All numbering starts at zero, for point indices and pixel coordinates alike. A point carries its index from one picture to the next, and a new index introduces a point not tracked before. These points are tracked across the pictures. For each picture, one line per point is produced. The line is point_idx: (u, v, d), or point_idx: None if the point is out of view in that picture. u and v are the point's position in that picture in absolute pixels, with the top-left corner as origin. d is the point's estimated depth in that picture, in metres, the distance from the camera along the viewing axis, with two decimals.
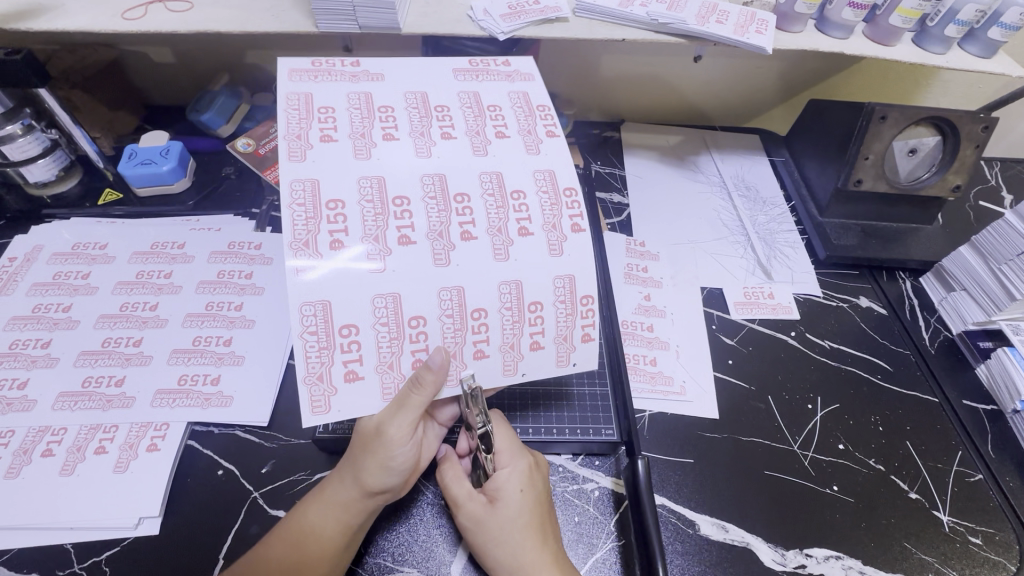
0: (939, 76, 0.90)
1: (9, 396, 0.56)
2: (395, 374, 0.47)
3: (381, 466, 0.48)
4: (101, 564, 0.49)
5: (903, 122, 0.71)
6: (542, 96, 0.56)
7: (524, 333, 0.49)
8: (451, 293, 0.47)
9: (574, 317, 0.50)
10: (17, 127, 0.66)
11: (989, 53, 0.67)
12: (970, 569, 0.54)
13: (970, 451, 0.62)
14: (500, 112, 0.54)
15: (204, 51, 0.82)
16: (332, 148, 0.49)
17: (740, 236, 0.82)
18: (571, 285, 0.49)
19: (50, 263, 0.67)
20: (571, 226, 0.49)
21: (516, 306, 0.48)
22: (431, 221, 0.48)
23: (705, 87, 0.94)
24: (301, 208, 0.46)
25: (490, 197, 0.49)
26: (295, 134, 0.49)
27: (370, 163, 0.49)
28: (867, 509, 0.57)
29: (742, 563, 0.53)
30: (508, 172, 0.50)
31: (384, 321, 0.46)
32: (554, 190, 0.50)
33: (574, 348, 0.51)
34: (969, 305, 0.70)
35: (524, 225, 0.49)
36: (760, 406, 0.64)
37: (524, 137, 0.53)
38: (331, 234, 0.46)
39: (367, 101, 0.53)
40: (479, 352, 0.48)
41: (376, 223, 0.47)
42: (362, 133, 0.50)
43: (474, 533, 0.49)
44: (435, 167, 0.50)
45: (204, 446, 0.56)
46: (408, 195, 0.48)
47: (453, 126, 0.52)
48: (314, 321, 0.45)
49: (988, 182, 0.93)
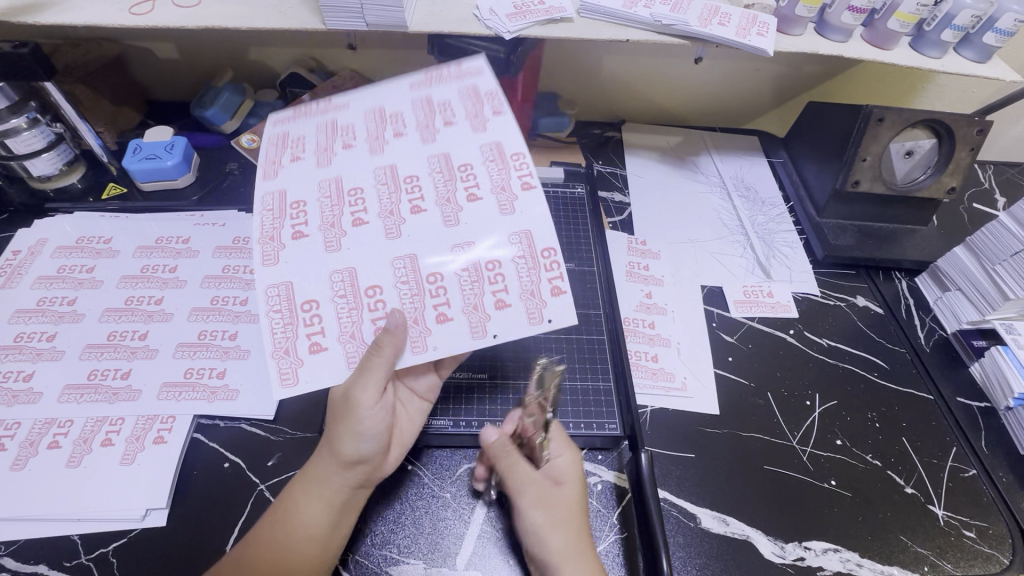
0: (934, 80, 0.91)
1: (15, 388, 0.56)
2: (358, 343, 0.48)
3: (352, 432, 0.49)
4: (109, 556, 0.49)
5: (900, 124, 0.73)
6: (489, 82, 0.56)
7: (485, 292, 0.48)
8: (404, 261, 0.49)
9: (537, 270, 0.48)
10: (22, 121, 0.66)
11: (984, 57, 0.68)
12: (964, 562, 0.55)
13: (964, 447, 0.64)
14: (449, 105, 0.55)
15: (208, 46, 0.82)
16: (301, 165, 0.54)
17: (739, 235, 0.83)
18: (529, 240, 0.49)
19: (55, 256, 0.68)
20: (521, 185, 0.51)
21: (472, 267, 0.49)
22: (383, 204, 0.51)
23: (706, 89, 0.95)
24: (270, 212, 0.51)
25: (438, 173, 0.52)
26: (271, 160, 0.54)
27: (329, 169, 0.53)
28: (864, 503, 0.58)
29: (742, 556, 0.54)
30: (455, 151, 0.53)
31: (342, 294, 0.49)
32: (499, 157, 0.52)
33: (545, 304, 0.48)
34: (964, 304, 0.71)
35: (471, 191, 0.51)
36: (759, 402, 0.65)
37: (470, 121, 0.54)
38: (294, 229, 0.50)
39: (332, 126, 0.56)
40: (441, 316, 0.48)
41: (333, 211, 0.51)
42: (325, 149, 0.55)
43: (539, 517, 0.50)
44: (387, 159, 0.53)
45: (210, 439, 0.57)
46: (362, 185, 0.52)
47: (405, 125, 0.55)
48: (279, 300, 0.48)
49: (981, 185, 0.95)
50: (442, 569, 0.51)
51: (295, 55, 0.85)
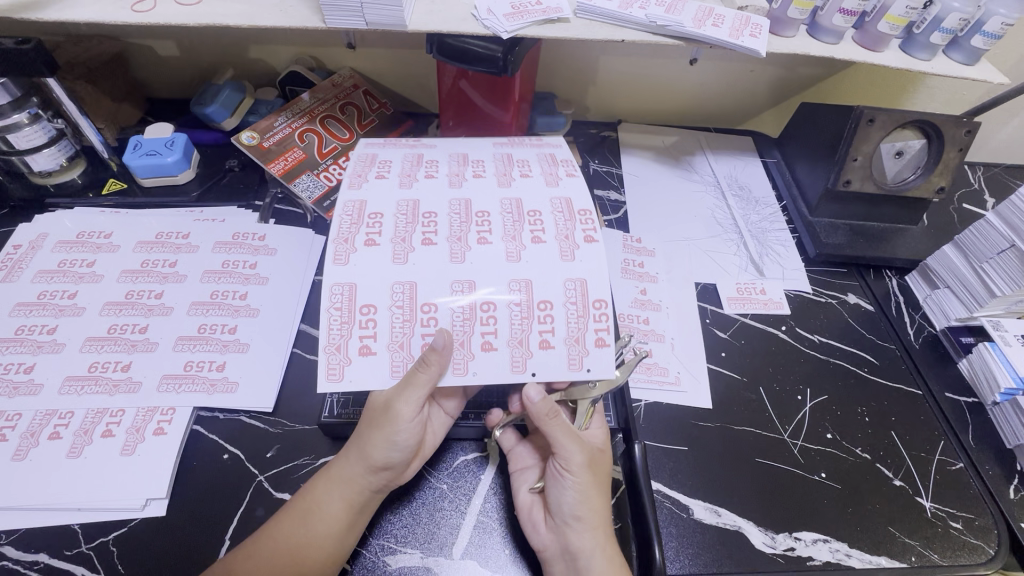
0: (924, 82, 0.93)
1: (16, 380, 0.57)
2: (405, 354, 0.48)
3: (386, 440, 0.49)
4: (109, 544, 0.50)
5: (890, 125, 0.74)
6: (566, 154, 0.61)
7: (533, 330, 0.49)
8: (462, 284, 0.49)
9: (585, 319, 0.49)
10: (24, 116, 0.66)
11: (972, 60, 0.70)
12: (950, 552, 0.56)
13: (952, 441, 0.65)
14: (528, 163, 0.59)
15: (209, 44, 0.83)
16: (383, 184, 0.55)
17: (734, 234, 0.84)
18: (583, 288, 0.50)
19: (55, 250, 0.68)
20: (584, 237, 0.52)
21: (527, 303, 0.49)
22: (452, 229, 0.52)
23: (702, 89, 0.97)
24: (348, 218, 0.52)
25: (508, 215, 0.53)
26: (357, 174, 0.56)
27: (410, 191, 0.55)
28: (853, 495, 0.59)
29: (733, 546, 0.55)
30: (526, 198, 0.55)
31: (400, 305, 0.49)
32: (568, 211, 0.54)
33: (587, 353, 0.49)
34: (952, 301, 0.73)
35: (537, 234, 0.52)
36: (751, 397, 0.66)
37: (544, 176, 0.57)
38: (367, 236, 0.51)
39: (418, 158, 0.59)
40: (486, 344, 0.48)
41: (405, 228, 0.52)
42: (409, 174, 0.57)
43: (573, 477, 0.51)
44: (462, 194, 0.55)
45: (209, 431, 0.57)
46: (436, 211, 0.53)
47: (484, 170, 0.58)
48: (341, 299, 0.48)
49: (971, 185, 0.96)
50: (438, 558, 0.51)
51: (294, 53, 0.86)
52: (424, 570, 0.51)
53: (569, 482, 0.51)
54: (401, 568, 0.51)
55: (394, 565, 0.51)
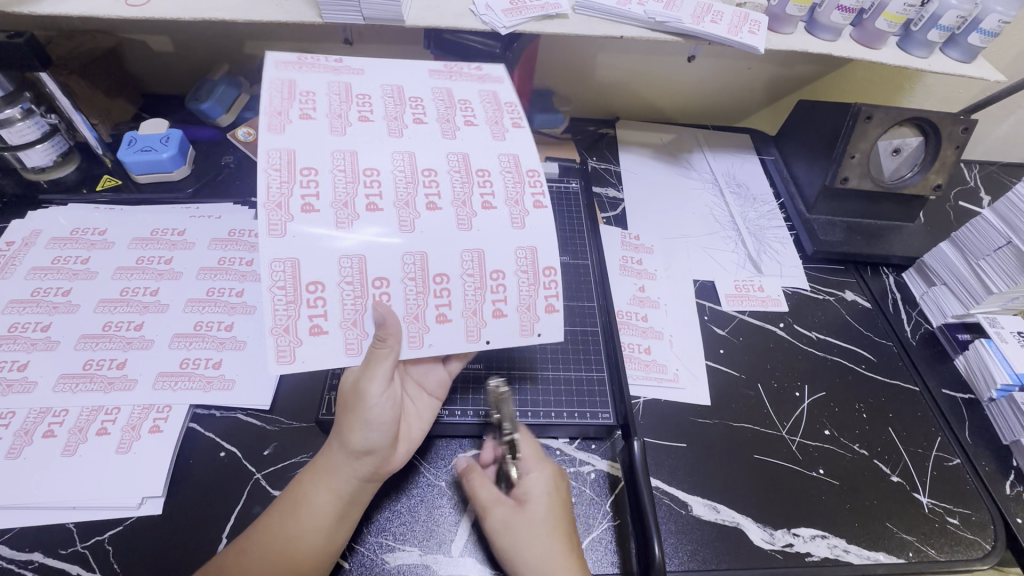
0: (921, 79, 0.93)
1: (9, 378, 0.56)
2: (358, 331, 0.48)
3: (360, 421, 0.50)
4: (104, 543, 0.49)
5: (887, 123, 0.74)
6: (509, 93, 0.59)
7: (486, 301, 0.50)
8: (415, 257, 0.49)
9: (536, 286, 0.51)
10: (16, 111, 0.66)
11: (969, 57, 0.70)
12: (948, 548, 0.56)
13: (949, 437, 0.65)
14: (470, 105, 0.57)
15: (205, 39, 0.83)
16: (311, 125, 0.51)
17: (731, 231, 0.84)
18: (534, 256, 0.51)
19: (49, 247, 0.67)
20: (534, 202, 0.52)
21: (478, 273, 0.50)
22: (398, 193, 0.50)
23: (700, 86, 0.96)
24: (278, 172, 0.48)
25: (457, 173, 0.52)
26: (275, 111, 0.51)
27: (343, 139, 0.51)
28: (850, 491, 0.59)
29: (732, 542, 0.55)
30: (473, 154, 0.53)
31: (350, 280, 0.48)
32: (517, 170, 0.53)
33: (537, 318, 0.52)
34: (948, 298, 0.73)
35: (487, 199, 0.51)
36: (749, 393, 0.66)
37: (490, 126, 0.55)
38: (303, 198, 0.48)
39: (347, 89, 0.55)
40: (441, 316, 0.50)
41: (347, 189, 0.49)
42: (339, 114, 0.53)
43: (506, 541, 0.50)
44: (406, 145, 0.52)
45: (205, 429, 0.57)
46: (378, 167, 0.51)
47: (424, 113, 0.55)
48: (284, 277, 0.47)
49: (967, 183, 0.97)
50: (437, 557, 0.51)
51: (290, 49, 0.86)
52: (423, 567, 0.51)
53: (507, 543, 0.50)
54: (400, 566, 0.50)
55: (393, 563, 0.51)
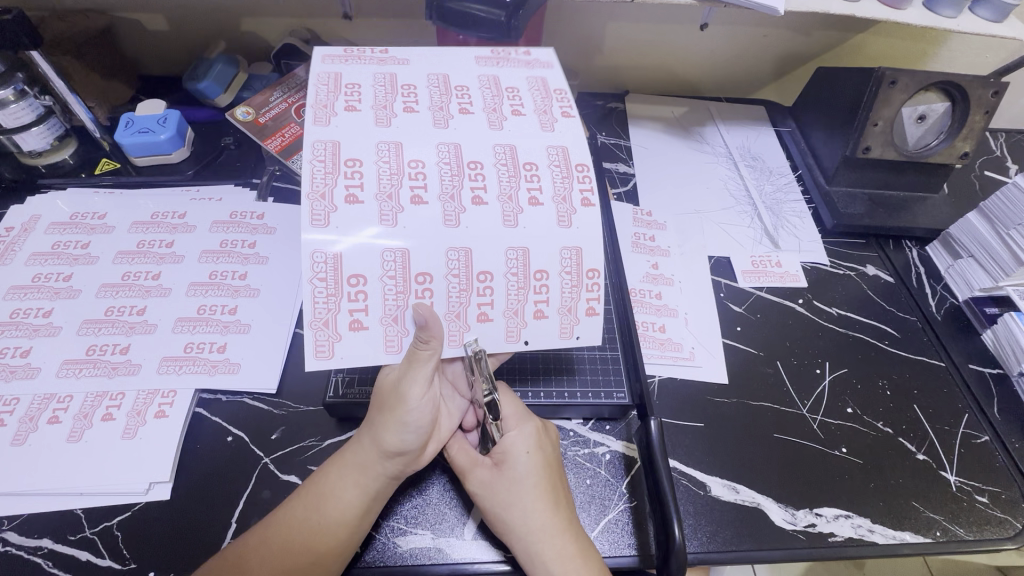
0: (946, 42, 0.89)
1: (12, 364, 0.55)
2: (399, 328, 0.47)
3: (398, 423, 0.47)
4: (113, 529, 0.49)
5: (913, 87, 0.70)
6: (559, 81, 0.55)
7: (528, 301, 0.49)
8: (459, 253, 0.47)
9: (579, 289, 0.49)
10: (9, 92, 0.64)
11: (1000, 17, 0.66)
12: (977, 526, 0.55)
13: (977, 414, 0.63)
14: (518, 93, 0.54)
15: (200, 17, 0.80)
16: (355, 117, 0.49)
17: (747, 206, 0.81)
18: (579, 257, 0.48)
19: (48, 232, 0.66)
20: (580, 200, 0.49)
21: (522, 273, 0.48)
22: (443, 186, 0.48)
23: (712, 57, 0.93)
24: (321, 163, 0.47)
25: (503, 167, 0.49)
26: (321, 104, 0.50)
27: (389, 130, 0.49)
28: (876, 470, 0.58)
29: (752, 525, 0.53)
30: (521, 146, 0.50)
31: (392, 275, 0.46)
32: (566, 164, 0.50)
33: (578, 321, 0.50)
34: (976, 271, 0.70)
35: (534, 194, 0.48)
36: (769, 371, 0.64)
37: (538, 116, 0.52)
38: (347, 189, 0.46)
39: (392, 80, 0.53)
40: (482, 315, 0.48)
41: (390, 182, 0.47)
42: (385, 105, 0.51)
43: (506, 499, 0.48)
44: (451, 137, 0.50)
45: (212, 414, 0.56)
46: (423, 158, 0.48)
47: (471, 103, 0.52)
48: (325, 269, 0.45)
49: (993, 152, 0.93)
50: (448, 540, 0.50)
51: (288, 25, 0.83)
52: (436, 551, 0.50)
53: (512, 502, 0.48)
54: (412, 550, 0.49)
55: (405, 546, 0.50)
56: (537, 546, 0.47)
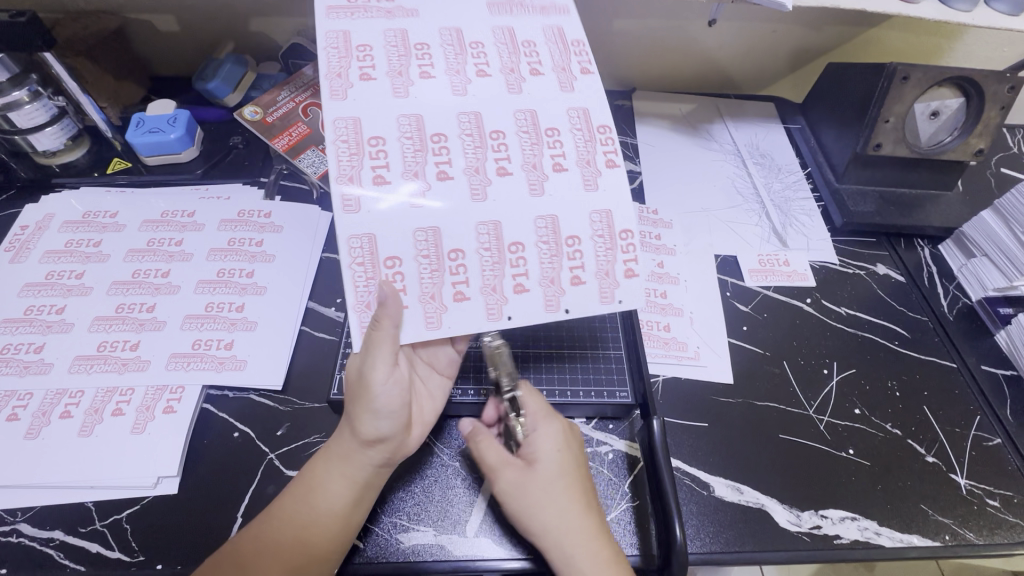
0: (962, 36, 0.87)
1: (26, 360, 0.56)
2: (438, 305, 0.47)
3: (369, 410, 0.47)
4: (122, 522, 0.50)
5: (926, 83, 0.69)
6: (576, 31, 0.54)
7: (563, 267, 0.48)
8: (488, 227, 0.47)
9: (613, 251, 0.49)
10: (24, 93, 0.65)
11: (1018, 10, 0.64)
12: (987, 531, 0.54)
13: (989, 415, 0.62)
14: (534, 48, 0.53)
15: (209, 18, 0.81)
16: (371, 87, 0.48)
17: (755, 204, 0.80)
18: (609, 220, 0.49)
19: (62, 231, 0.67)
20: (606, 162, 0.49)
21: (552, 240, 0.48)
22: (467, 159, 0.48)
23: (721, 53, 0.92)
24: (345, 144, 0.46)
25: (468, 137, 0.48)
26: (335, 72, 0.48)
27: (408, 101, 0.48)
28: (883, 472, 0.57)
29: (756, 525, 0.53)
30: (542, 112, 0.50)
31: (426, 253, 0.46)
32: (588, 128, 0.50)
33: (617, 284, 0.49)
34: (990, 271, 0.69)
35: (502, 164, 0.48)
36: (775, 370, 0.63)
37: (557, 75, 0.52)
38: (373, 170, 0.46)
39: (404, 37, 0.51)
40: (458, 294, 0.47)
41: (415, 159, 0.47)
42: (339, 73, 0.48)
43: (528, 501, 0.48)
44: (412, 108, 0.48)
45: (219, 409, 0.57)
46: (445, 132, 0.48)
47: (488, 63, 0.51)
48: (362, 252, 0.45)
49: (1010, 149, 0.90)
50: (452, 536, 0.51)
51: (296, 25, 0.83)
52: (439, 547, 0.50)
53: (540, 503, 0.48)
54: (416, 546, 0.50)
55: (408, 543, 0.50)
56: (570, 549, 0.46)
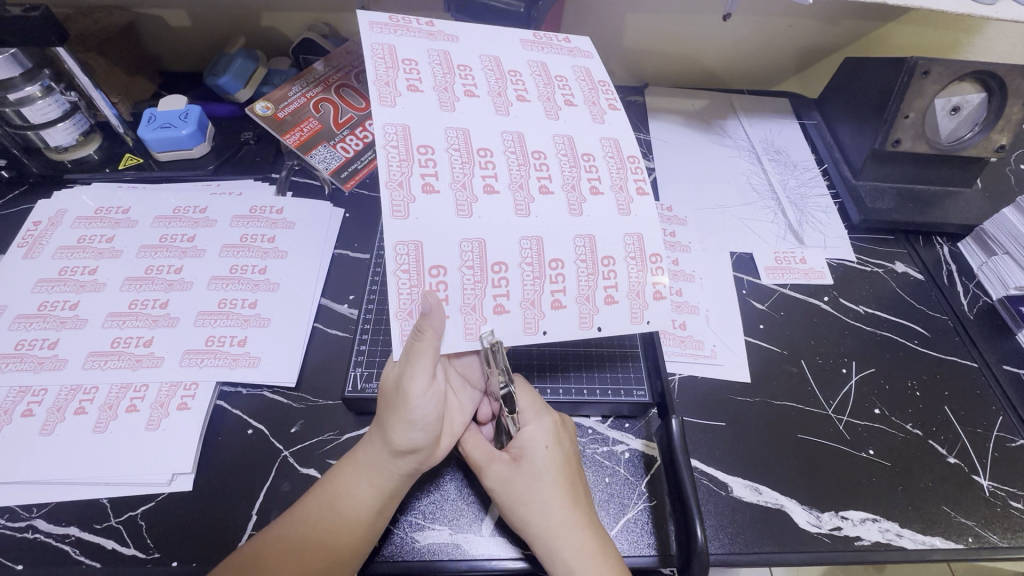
0: (981, 30, 0.86)
1: (40, 355, 0.56)
2: (479, 316, 0.45)
3: (404, 420, 0.46)
4: (137, 518, 0.49)
5: (947, 78, 0.68)
6: (602, 72, 0.56)
7: (598, 287, 0.47)
8: (531, 242, 0.46)
9: (645, 272, 0.48)
10: (36, 88, 0.65)
11: None
12: (1011, 533, 0.53)
13: (1011, 416, 0.61)
14: (566, 82, 0.54)
15: (220, 13, 0.80)
16: (418, 98, 0.48)
17: (771, 201, 0.79)
18: (641, 243, 0.48)
19: (74, 227, 0.67)
20: (636, 189, 0.49)
21: (590, 259, 0.47)
22: (513, 174, 0.48)
23: (735, 48, 0.91)
24: (395, 149, 0.45)
25: (513, 154, 0.48)
26: (383, 80, 0.48)
27: (455, 116, 0.48)
28: (904, 472, 0.56)
29: (776, 526, 0.52)
30: (578, 137, 0.50)
31: (471, 264, 0.45)
32: (618, 156, 0.51)
33: (647, 305, 0.48)
34: (1012, 268, 0.68)
35: (544, 183, 0.48)
36: (793, 369, 0.63)
37: (588, 107, 0.52)
38: (423, 178, 0.45)
39: (446, 59, 0.51)
40: (499, 307, 0.46)
41: (462, 171, 0.46)
42: (386, 81, 0.48)
43: (515, 496, 0.48)
44: (459, 122, 0.48)
45: (233, 406, 0.56)
46: (491, 148, 0.48)
47: (526, 90, 0.52)
48: (408, 259, 0.44)
49: None
50: (467, 536, 0.50)
51: (307, 20, 0.83)
52: (454, 546, 0.50)
53: (526, 498, 0.48)
54: (431, 545, 0.49)
55: (423, 542, 0.50)
56: (558, 545, 0.46)
